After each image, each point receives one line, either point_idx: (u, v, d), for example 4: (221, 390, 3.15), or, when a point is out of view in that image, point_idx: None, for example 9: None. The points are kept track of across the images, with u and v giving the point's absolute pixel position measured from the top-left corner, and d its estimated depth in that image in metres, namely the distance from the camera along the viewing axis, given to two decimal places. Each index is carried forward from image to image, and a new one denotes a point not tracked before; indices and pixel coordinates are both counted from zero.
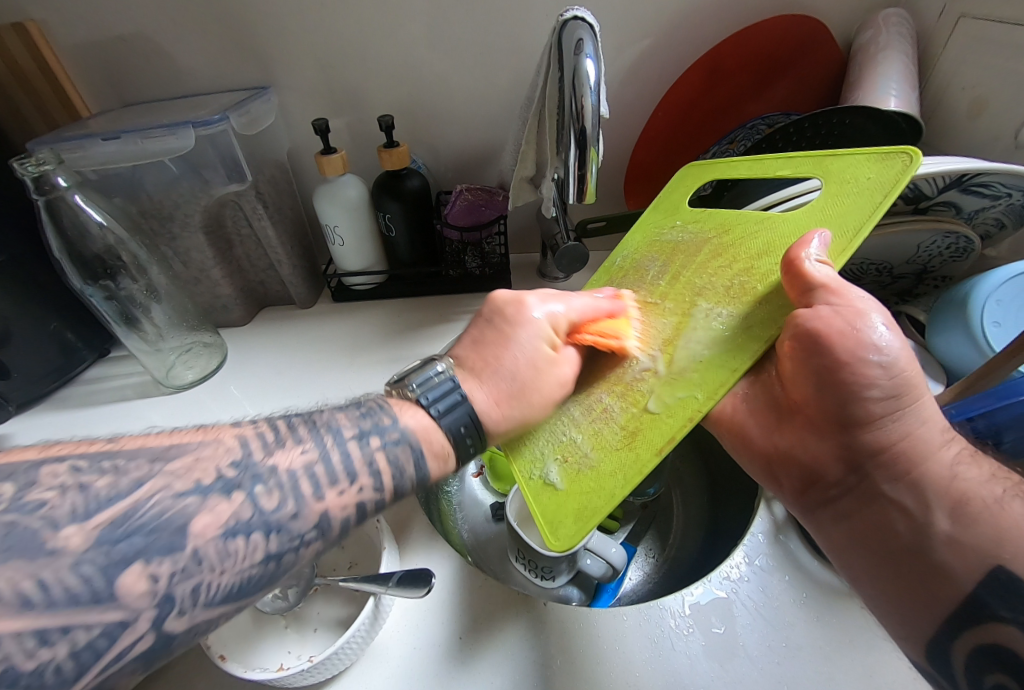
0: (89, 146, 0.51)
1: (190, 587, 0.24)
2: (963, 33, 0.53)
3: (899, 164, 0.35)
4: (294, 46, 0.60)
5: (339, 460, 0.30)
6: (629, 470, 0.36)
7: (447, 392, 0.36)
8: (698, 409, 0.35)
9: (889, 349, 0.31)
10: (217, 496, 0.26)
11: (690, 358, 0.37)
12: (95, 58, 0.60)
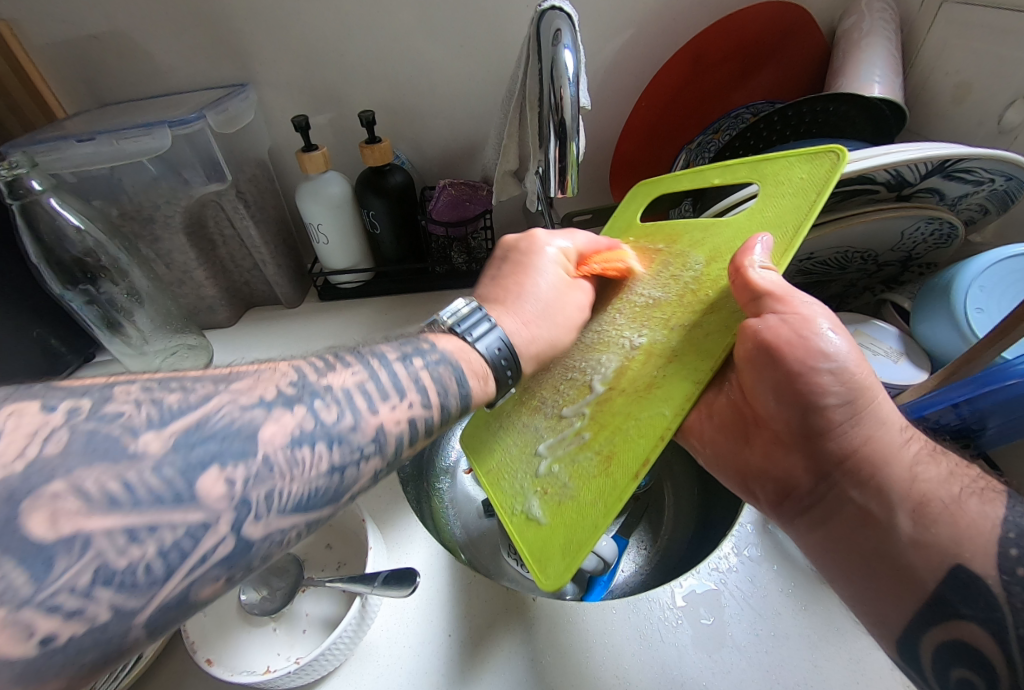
0: (64, 148, 0.50)
1: (263, 492, 0.24)
2: (946, 18, 0.53)
3: (829, 161, 0.36)
4: (272, 42, 0.59)
5: (392, 380, 0.30)
6: (608, 498, 0.36)
7: (478, 319, 0.37)
8: (668, 428, 0.34)
9: (838, 355, 0.32)
10: (282, 405, 0.26)
11: (647, 376, 0.37)
12: (68, 57, 0.59)
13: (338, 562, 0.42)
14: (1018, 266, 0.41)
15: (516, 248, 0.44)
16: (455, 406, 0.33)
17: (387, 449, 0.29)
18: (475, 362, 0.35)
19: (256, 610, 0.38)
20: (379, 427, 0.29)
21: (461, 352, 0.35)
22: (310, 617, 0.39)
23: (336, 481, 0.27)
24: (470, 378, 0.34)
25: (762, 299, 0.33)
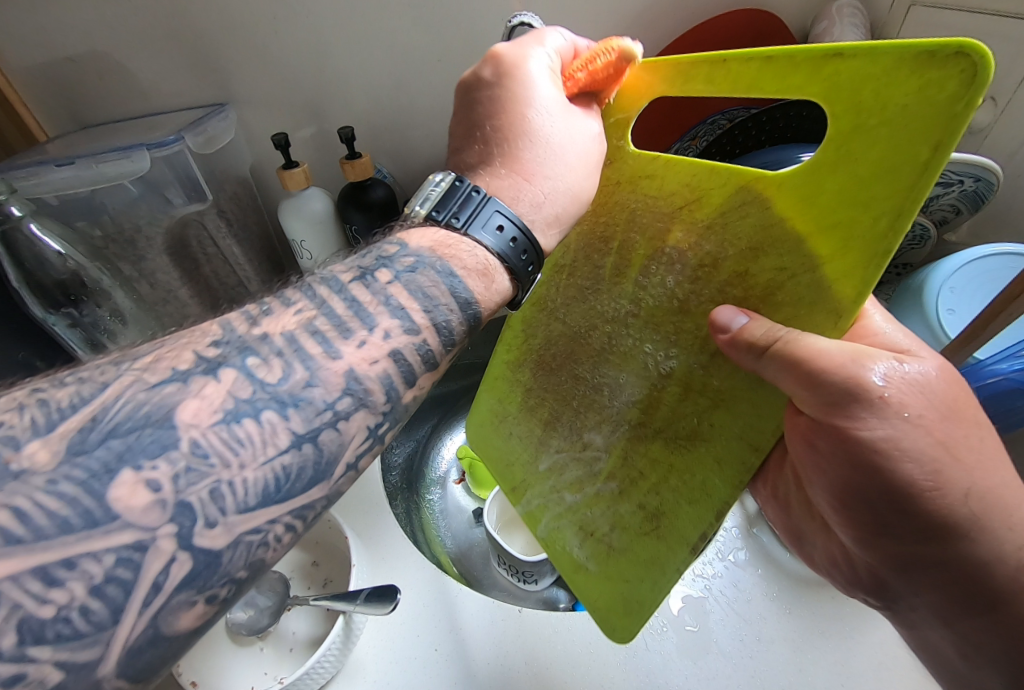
0: (44, 173, 0.50)
1: (205, 491, 0.21)
2: (914, 21, 0.54)
3: (952, 81, 0.21)
4: (250, 60, 0.59)
5: (346, 309, 0.27)
6: (660, 564, 0.35)
7: (463, 197, 0.32)
8: (722, 499, 0.32)
9: (914, 447, 0.25)
10: (200, 377, 0.23)
11: (688, 430, 0.33)
12: (48, 79, 0.59)
13: (325, 578, 0.42)
14: (993, 267, 0.41)
15: (482, 81, 0.35)
16: (454, 326, 0.29)
17: (373, 400, 0.26)
18: (471, 261, 0.30)
19: (243, 630, 0.38)
20: (346, 376, 0.25)
21: (441, 245, 0.31)
22: (296, 636, 0.39)
23: (310, 455, 0.24)
24: (465, 276, 0.30)
25: (785, 380, 0.27)
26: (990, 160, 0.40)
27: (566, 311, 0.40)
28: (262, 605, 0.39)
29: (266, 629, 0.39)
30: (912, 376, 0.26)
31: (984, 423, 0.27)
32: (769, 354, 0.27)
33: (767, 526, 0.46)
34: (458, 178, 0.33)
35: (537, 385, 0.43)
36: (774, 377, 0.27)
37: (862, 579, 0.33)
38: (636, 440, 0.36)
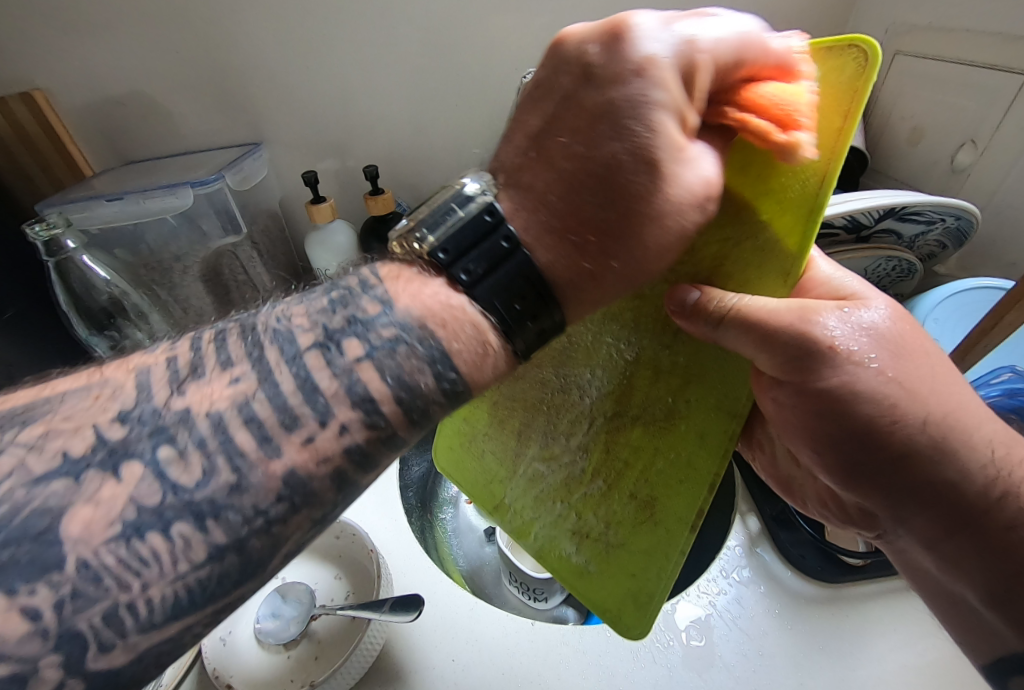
0: (93, 207, 0.54)
1: (97, 616, 0.20)
2: (898, 68, 0.58)
3: (849, 64, 0.23)
4: (282, 102, 0.64)
5: (293, 391, 0.24)
6: (662, 546, 0.37)
7: (443, 220, 0.26)
8: (710, 474, 0.34)
9: (863, 380, 0.28)
10: (96, 475, 0.21)
11: (662, 405, 0.36)
12: (96, 120, 0.64)
13: (347, 590, 0.44)
14: (973, 299, 0.44)
15: None
16: (422, 386, 0.25)
17: (318, 499, 0.23)
18: (437, 306, 0.26)
19: (270, 640, 0.40)
20: (283, 478, 0.22)
21: (434, 309, 0.26)
22: (320, 644, 0.41)
23: (233, 563, 0.22)
24: (455, 358, 0.25)
25: (742, 344, 0.29)
26: (966, 203, 0.44)
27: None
28: (288, 615, 0.42)
29: (294, 639, 0.41)
30: (849, 319, 0.29)
31: (933, 350, 0.30)
32: (725, 323, 0.29)
33: (769, 544, 0.48)
34: (493, 204, 0.27)
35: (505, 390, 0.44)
36: (731, 342, 0.29)
37: (855, 517, 0.35)
38: (611, 430, 0.38)
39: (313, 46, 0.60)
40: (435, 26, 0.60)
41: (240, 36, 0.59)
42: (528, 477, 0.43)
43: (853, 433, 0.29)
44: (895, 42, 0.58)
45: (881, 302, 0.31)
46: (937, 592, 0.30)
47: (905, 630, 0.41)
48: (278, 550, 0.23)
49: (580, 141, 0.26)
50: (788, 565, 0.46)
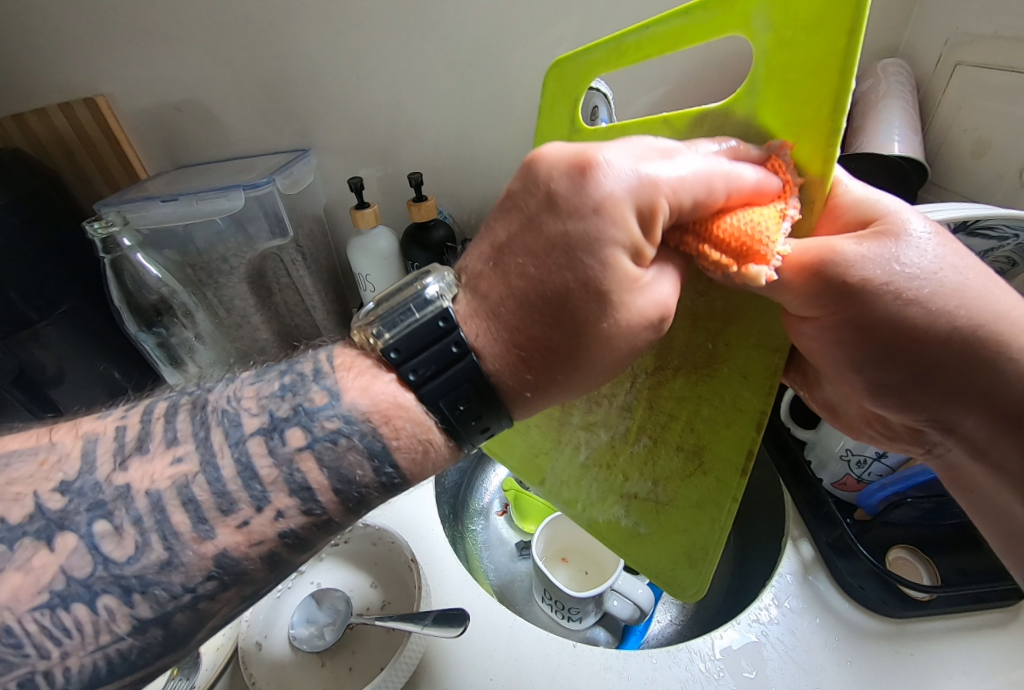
0: (149, 207, 0.56)
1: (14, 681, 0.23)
2: (961, 80, 0.56)
3: None
4: (330, 109, 0.65)
5: (231, 474, 0.26)
6: (714, 497, 0.36)
7: (397, 313, 0.28)
8: (756, 413, 0.33)
9: (906, 293, 0.27)
10: (64, 530, 0.25)
11: (704, 353, 0.34)
12: (152, 126, 0.66)
13: (383, 599, 0.43)
14: None
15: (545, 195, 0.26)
16: (370, 492, 0.28)
17: (246, 574, 0.26)
18: (398, 417, 0.27)
19: (305, 646, 0.40)
20: (213, 559, 0.25)
21: (375, 401, 0.27)
22: (355, 654, 0.40)
23: (157, 636, 0.25)
24: (392, 451, 0.27)
25: (766, 291, 0.28)
26: None
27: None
28: (324, 624, 0.41)
29: (328, 647, 0.40)
30: (875, 239, 0.27)
31: (972, 263, 0.28)
32: (743, 268, 0.28)
33: (824, 573, 0.45)
34: (448, 307, 0.27)
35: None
36: (753, 288, 0.28)
37: (902, 435, 0.35)
38: (654, 387, 0.36)
39: (364, 56, 0.61)
40: (484, 36, 0.61)
41: (293, 45, 0.60)
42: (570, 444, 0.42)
43: (896, 356, 0.28)
44: (956, 54, 0.56)
45: (921, 222, 0.28)
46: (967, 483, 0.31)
47: (979, 672, 0.38)
48: (203, 624, 0.26)
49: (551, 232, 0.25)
50: (845, 595, 0.44)
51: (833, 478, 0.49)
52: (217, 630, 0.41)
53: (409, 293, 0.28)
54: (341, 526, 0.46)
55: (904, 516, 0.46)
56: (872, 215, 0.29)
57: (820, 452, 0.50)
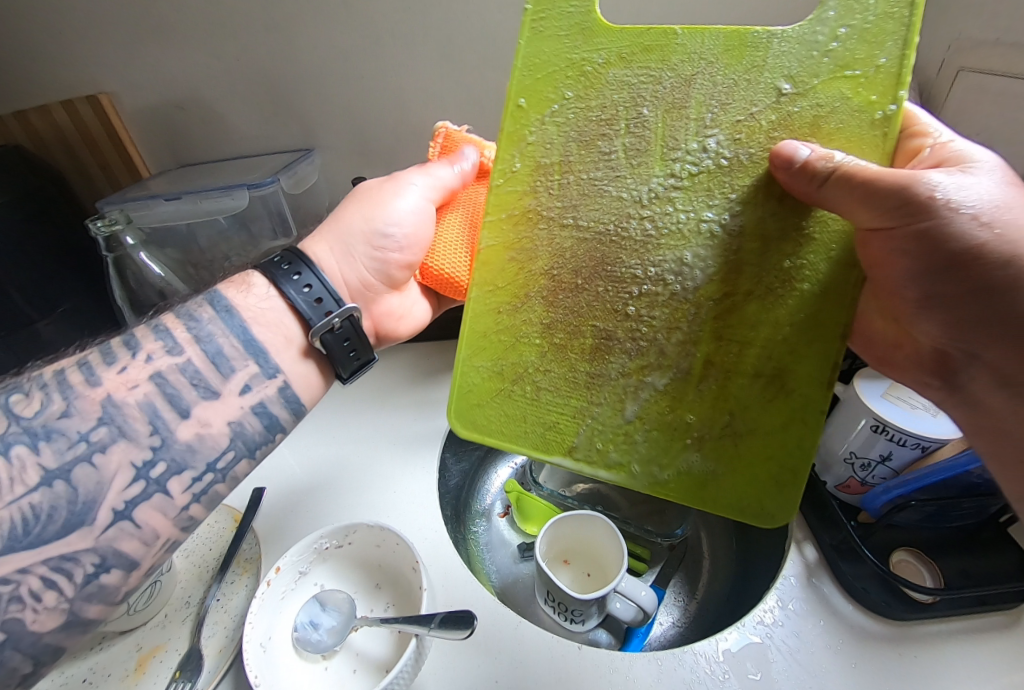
0: (152, 206, 0.55)
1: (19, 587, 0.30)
2: (963, 85, 0.57)
3: None
4: (334, 109, 0.65)
5: (172, 396, 0.36)
6: (795, 413, 0.35)
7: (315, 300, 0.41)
8: (838, 323, 0.33)
9: (978, 207, 0.30)
10: None
11: (780, 271, 0.33)
12: (154, 123, 0.66)
13: (387, 601, 0.43)
14: None
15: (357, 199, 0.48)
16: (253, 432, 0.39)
17: (166, 444, 0.34)
18: (265, 316, 0.40)
19: (308, 649, 0.40)
20: (190, 441, 0.36)
21: (253, 313, 0.40)
22: (358, 656, 0.40)
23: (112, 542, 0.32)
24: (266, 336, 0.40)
25: (840, 199, 0.30)
26: None
27: (582, 214, 0.37)
28: (325, 625, 0.41)
29: (331, 649, 0.40)
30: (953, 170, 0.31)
31: None
32: (831, 176, 0.29)
33: (827, 576, 0.45)
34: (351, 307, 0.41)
35: (561, 312, 0.38)
36: (831, 202, 0.31)
37: (932, 366, 0.38)
38: (722, 313, 0.35)
39: (370, 56, 0.61)
40: (490, 37, 0.61)
41: (298, 43, 0.60)
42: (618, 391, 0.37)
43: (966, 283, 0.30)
44: (959, 59, 0.57)
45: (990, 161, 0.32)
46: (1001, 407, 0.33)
47: (981, 675, 0.39)
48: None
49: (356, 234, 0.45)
50: (848, 597, 0.44)
51: (837, 481, 0.49)
52: (218, 634, 0.41)
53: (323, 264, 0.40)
54: (347, 527, 0.44)
55: (908, 519, 0.46)
56: (949, 158, 0.33)
57: (824, 454, 0.50)
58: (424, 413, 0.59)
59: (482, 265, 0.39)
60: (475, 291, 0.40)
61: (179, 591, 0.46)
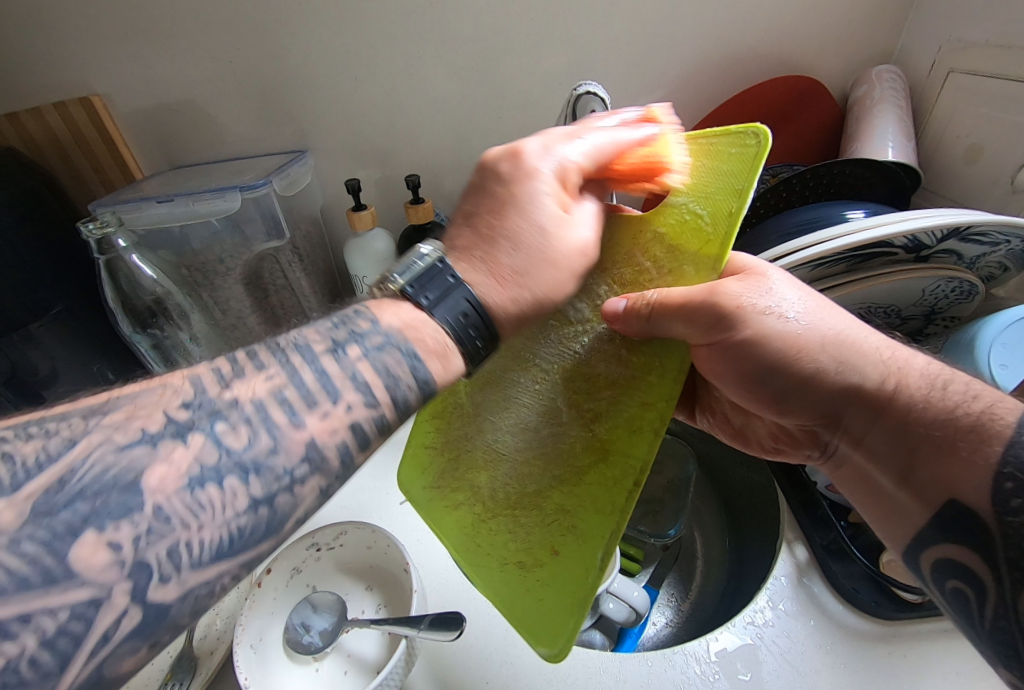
0: (144, 208, 0.56)
1: (162, 551, 0.22)
2: (954, 86, 0.56)
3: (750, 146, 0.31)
4: (326, 110, 0.65)
5: (314, 381, 0.27)
6: (505, 532, 0.41)
7: (436, 277, 0.31)
8: (552, 470, 0.38)
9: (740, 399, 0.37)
10: (169, 440, 0.24)
11: (574, 418, 0.37)
12: (147, 126, 0.66)
13: (379, 603, 0.43)
14: None
15: (496, 173, 0.34)
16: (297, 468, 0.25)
17: (329, 467, 0.26)
18: (430, 339, 0.30)
19: (301, 648, 0.40)
20: (309, 444, 0.26)
21: (405, 323, 0.30)
22: (351, 657, 0.40)
23: (266, 517, 0.24)
24: (423, 356, 0.29)
25: (673, 325, 0.32)
26: None
27: (531, 414, 0.39)
28: (319, 626, 0.41)
29: (323, 650, 0.40)
30: (754, 286, 0.33)
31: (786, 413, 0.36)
32: (656, 311, 0.32)
33: (819, 576, 0.46)
34: (443, 256, 0.32)
35: (512, 480, 0.41)
36: (670, 332, 0.32)
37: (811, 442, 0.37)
38: (549, 461, 0.38)
39: (364, 58, 0.61)
40: (481, 39, 0.60)
41: (290, 45, 0.60)
42: (493, 534, 0.41)
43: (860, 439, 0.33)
44: (949, 59, 0.56)
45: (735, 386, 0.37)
46: (893, 516, 0.31)
47: (970, 674, 0.39)
48: None
49: (507, 240, 0.32)
50: (839, 597, 0.44)
51: (827, 481, 0.50)
52: (212, 633, 0.42)
53: (405, 254, 0.33)
54: (338, 528, 0.44)
55: None
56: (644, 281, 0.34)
57: None
58: None
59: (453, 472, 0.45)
60: (441, 500, 0.46)
61: None
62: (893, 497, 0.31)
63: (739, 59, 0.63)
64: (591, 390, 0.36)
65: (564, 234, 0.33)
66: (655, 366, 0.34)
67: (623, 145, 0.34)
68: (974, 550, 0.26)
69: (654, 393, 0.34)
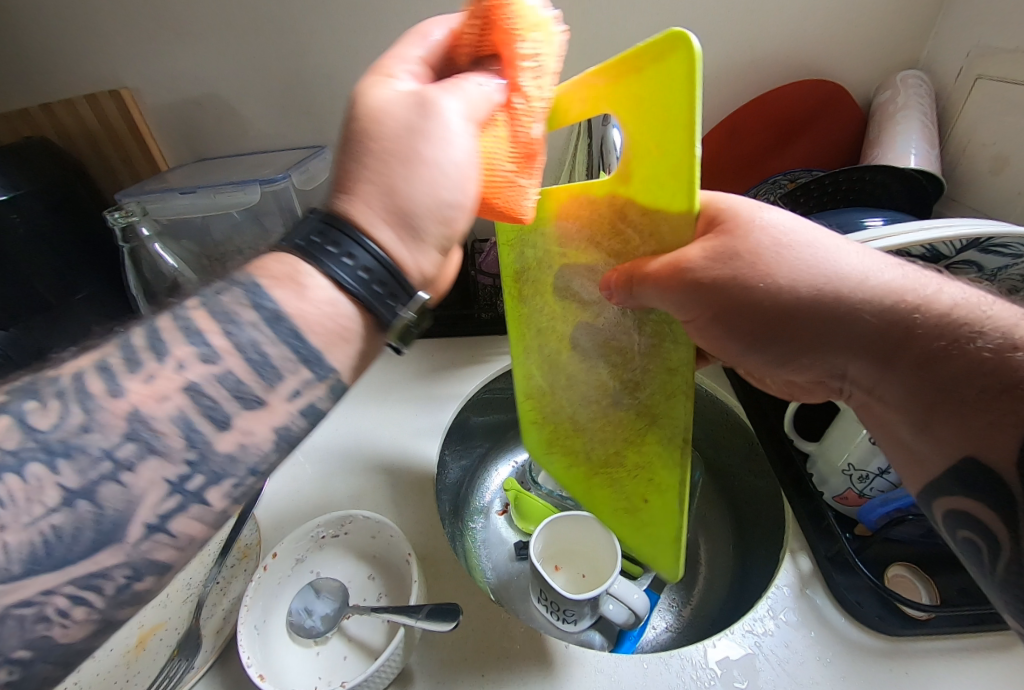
0: (168, 199, 0.57)
1: (36, 589, 0.22)
2: (981, 94, 0.55)
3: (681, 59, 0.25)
4: (346, 107, 0.66)
5: (209, 393, 0.26)
6: (619, 481, 0.48)
7: (336, 239, 0.27)
8: (626, 436, 0.44)
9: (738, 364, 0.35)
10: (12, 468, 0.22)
11: (621, 386, 0.42)
12: (173, 119, 0.68)
13: (379, 592, 0.44)
14: None
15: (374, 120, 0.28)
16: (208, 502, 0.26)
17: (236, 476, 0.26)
18: (320, 321, 0.28)
19: (303, 633, 0.40)
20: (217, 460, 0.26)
21: (312, 321, 0.27)
22: (351, 642, 0.41)
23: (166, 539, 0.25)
24: (321, 345, 0.28)
25: (655, 296, 0.32)
26: None
27: (599, 389, 0.45)
28: (320, 611, 0.42)
29: (323, 634, 0.41)
30: (727, 239, 0.30)
31: (793, 371, 0.33)
32: (636, 284, 0.32)
33: (822, 587, 0.45)
34: (315, 213, 0.28)
35: (604, 439, 0.47)
36: (657, 300, 0.32)
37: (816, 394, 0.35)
38: (625, 432, 0.44)
39: (383, 56, 0.62)
40: None
41: (312, 43, 0.61)
42: (600, 487, 0.50)
43: (876, 395, 0.31)
44: (977, 66, 0.55)
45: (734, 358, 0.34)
46: (916, 466, 0.31)
47: None
48: None
49: (381, 186, 0.28)
50: (842, 610, 0.43)
51: (835, 492, 0.49)
52: (217, 614, 0.43)
53: (310, 209, 0.28)
54: (343, 517, 0.44)
55: (909, 534, 0.45)
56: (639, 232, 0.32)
57: (824, 467, 0.50)
58: (424, 410, 0.60)
59: (552, 436, 0.56)
60: (547, 457, 0.58)
61: (180, 574, 0.47)
62: (926, 456, 0.30)
63: (759, 62, 0.62)
64: (625, 358, 0.40)
65: (426, 193, 0.28)
66: (667, 334, 0.36)
67: (473, 92, 0.29)
68: (992, 507, 0.27)
69: (665, 366, 0.36)
